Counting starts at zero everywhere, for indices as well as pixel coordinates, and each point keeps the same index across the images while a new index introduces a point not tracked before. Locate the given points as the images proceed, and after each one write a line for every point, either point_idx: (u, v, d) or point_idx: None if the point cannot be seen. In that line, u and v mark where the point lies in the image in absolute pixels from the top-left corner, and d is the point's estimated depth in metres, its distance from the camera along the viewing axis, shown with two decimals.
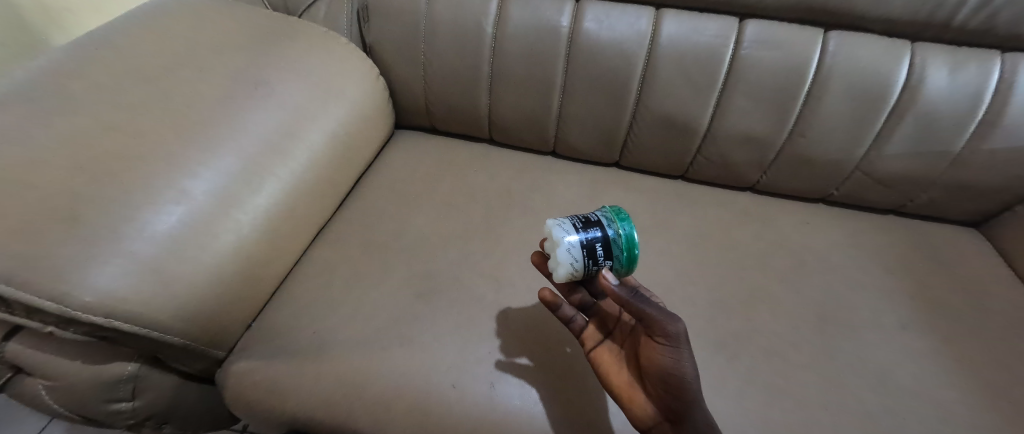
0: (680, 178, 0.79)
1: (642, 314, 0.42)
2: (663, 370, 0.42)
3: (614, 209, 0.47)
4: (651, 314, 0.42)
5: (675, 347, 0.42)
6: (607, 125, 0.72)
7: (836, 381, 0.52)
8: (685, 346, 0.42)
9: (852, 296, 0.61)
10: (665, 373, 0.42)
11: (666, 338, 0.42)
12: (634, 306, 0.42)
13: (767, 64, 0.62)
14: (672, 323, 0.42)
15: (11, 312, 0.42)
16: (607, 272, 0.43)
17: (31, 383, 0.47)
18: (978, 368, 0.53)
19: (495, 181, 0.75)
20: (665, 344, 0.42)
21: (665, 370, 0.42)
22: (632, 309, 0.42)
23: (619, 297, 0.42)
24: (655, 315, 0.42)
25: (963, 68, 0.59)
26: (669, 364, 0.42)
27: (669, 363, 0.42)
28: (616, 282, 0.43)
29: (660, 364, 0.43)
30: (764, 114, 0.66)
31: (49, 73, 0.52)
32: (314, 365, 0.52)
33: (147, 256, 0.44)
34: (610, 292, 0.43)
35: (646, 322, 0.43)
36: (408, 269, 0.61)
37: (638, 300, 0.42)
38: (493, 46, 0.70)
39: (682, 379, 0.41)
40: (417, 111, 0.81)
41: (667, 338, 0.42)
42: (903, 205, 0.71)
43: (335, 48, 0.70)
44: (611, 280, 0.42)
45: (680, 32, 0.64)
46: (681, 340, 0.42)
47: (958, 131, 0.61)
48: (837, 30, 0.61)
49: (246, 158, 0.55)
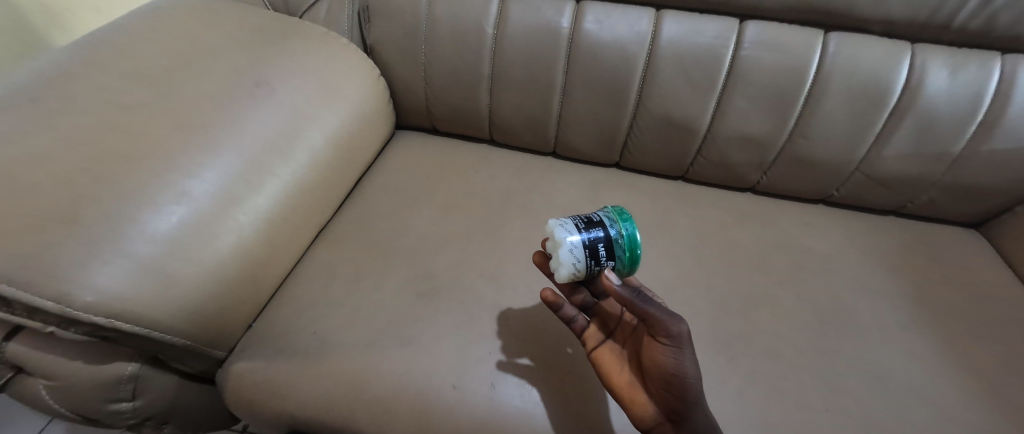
0: (680, 178, 0.79)
1: (644, 314, 0.42)
2: (665, 370, 0.42)
3: (617, 209, 0.47)
4: (654, 314, 0.41)
5: (677, 347, 0.42)
6: (608, 126, 0.73)
7: (837, 381, 0.52)
8: (688, 346, 0.42)
9: (853, 297, 0.61)
10: (667, 373, 0.42)
11: (669, 338, 0.42)
12: (637, 306, 0.42)
13: (767, 65, 0.62)
14: (675, 323, 0.42)
15: (12, 312, 0.42)
16: (609, 272, 0.43)
17: (31, 383, 0.47)
18: (978, 369, 0.53)
19: (495, 181, 0.75)
20: (667, 344, 0.42)
21: (667, 370, 0.42)
22: (634, 309, 0.42)
23: (621, 297, 0.42)
24: (659, 315, 0.41)
25: (963, 69, 0.59)
26: (671, 364, 0.42)
27: (671, 364, 0.42)
28: (619, 282, 0.43)
29: (661, 364, 0.43)
30: (764, 115, 0.66)
31: (50, 73, 0.52)
32: (315, 365, 0.52)
33: (147, 256, 0.44)
34: (613, 292, 0.42)
35: (648, 322, 0.43)
36: (408, 270, 0.61)
37: (640, 300, 0.42)
38: (494, 46, 0.70)
39: (684, 380, 0.41)
40: (417, 111, 0.81)
41: (670, 338, 0.42)
42: (903, 206, 0.71)
43: (335, 48, 0.70)
44: (614, 281, 0.42)
45: (680, 33, 0.64)
46: (683, 340, 0.42)
47: (958, 132, 0.62)
48: (837, 31, 0.62)
49: (247, 158, 0.55)
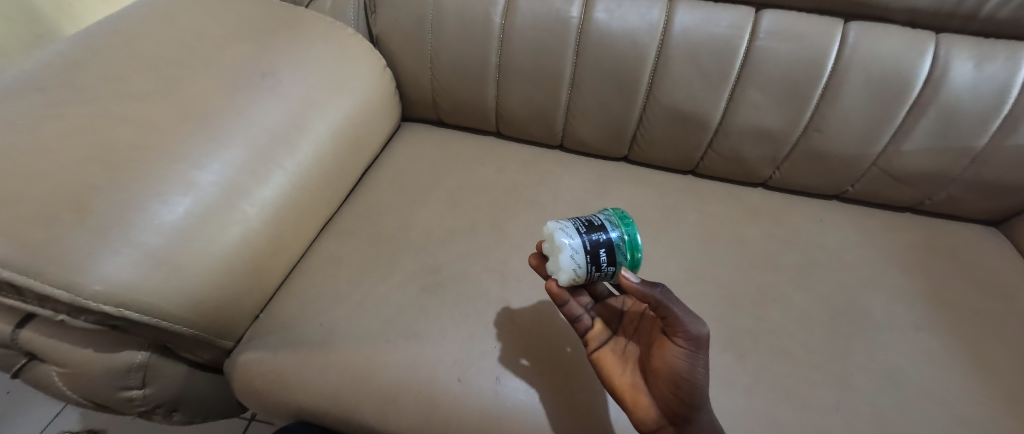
0: (689, 174, 0.77)
1: (665, 313, 0.41)
2: (676, 373, 0.41)
3: (618, 212, 0.46)
4: (676, 314, 0.40)
5: (693, 351, 0.40)
6: (616, 118, 0.71)
7: (849, 381, 0.51)
8: (703, 351, 0.41)
9: (866, 295, 0.59)
10: (676, 376, 0.41)
11: (687, 340, 0.40)
12: (663, 304, 0.40)
13: (784, 56, 0.61)
14: (696, 326, 0.40)
15: (23, 300, 0.42)
16: (624, 272, 0.41)
17: (45, 369, 0.48)
18: (995, 370, 0.52)
19: (501, 175, 0.74)
20: (683, 347, 0.41)
21: (677, 373, 0.41)
22: (657, 306, 0.40)
23: (643, 294, 0.40)
24: (681, 316, 0.40)
25: (991, 60, 0.57)
26: (682, 367, 0.41)
27: (682, 367, 0.41)
28: (638, 281, 0.41)
29: (673, 366, 0.41)
30: (779, 108, 0.64)
31: (58, 61, 0.52)
32: (320, 356, 0.52)
33: (156, 246, 0.44)
34: (630, 291, 0.41)
35: (665, 321, 0.42)
36: (413, 263, 0.61)
37: (665, 299, 0.40)
38: (501, 37, 0.68)
39: (694, 384, 0.40)
40: (423, 102, 0.80)
41: (688, 341, 0.40)
42: (921, 203, 0.69)
43: (342, 38, 0.70)
44: (632, 280, 0.40)
45: (693, 22, 0.62)
46: (700, 344, 0.40)
47: (982, 127, 0.59)
48: (857, 22, 0.60)
49: (254, 150, 0.55)
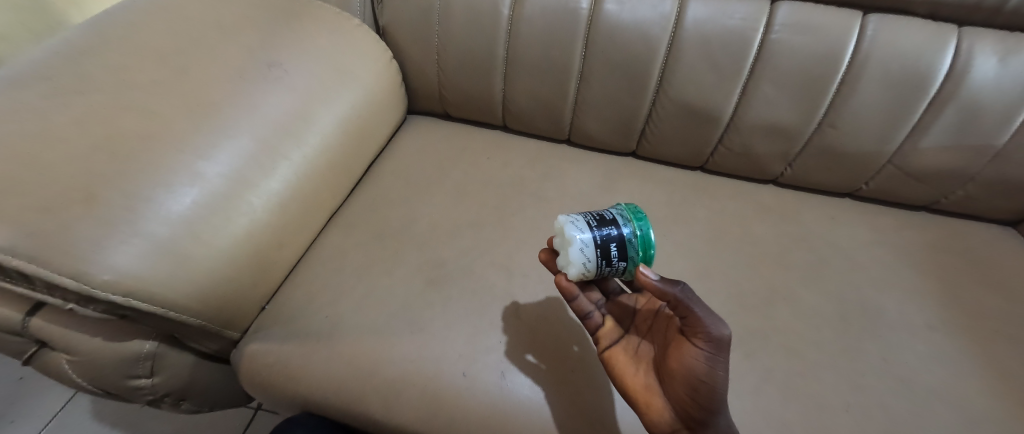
0: (699, 170, 0.76)
1: (685, 311, 0.40)
2: (694, 375, 0.40)
3: (630, 207, 0.46)
4: (697, 314, 0.39)
5: (712, 353, 0.39)
6: (625, 112, 0.70)
7: (860, 382, 0.50)
8: (723, 353, 0.39)
9: (878, 295, 0.58)
10: (693, 378, 0.40)
11: (707, 342, 0.39)
12: (684, 302, 0.39)
13: (799, 50, 0.59)
14: (717, 327, 0.39)
15: (34, 289, 0.43)
16: (642, 268, 0.41)
17: (55, 357, 0.48)
18: (1011, 374, 0.51)
19: (508, 169, 0.73)
20: (703, 349, 0.40)
21: (694, 376, 0.40)
22: (676, 303, 0.40)
23: (662, 292, 0.40)
24: (702, 316, 0.39)
25: (1016, 55, 0.55)
26: (700, 370, 0.40)
27: (700, 369, 0.40)
28: (655, 277, 0.40)
29: (691, 368, 0.40)
30: (793, 103, 0.62)
31: (65, 51, 0.52)
32: (326, 348, 0.52)
33: (162, 237, 0.44)
34: (650, 288, 0.40)
35: (685, 321, 0.41)
36: (418, 257, 0.61)
37: (686, 297, 0.39)
38: (509, 28, 0.67)
39: (713, 388, 0.39)
40: (430, 95, 0.79)
41: (708, 342, 0.39)
42: (936, 202, 0.68)
43: (349, 30, 0.69)
44: (651, 277, 0.40)
45: (706, 13, 0.61)
46: (721, 347, 0.39)
47: (1004, 124, 0.57)
48: (876, 15, 0.58)
49: (260, 141, 0.54)
